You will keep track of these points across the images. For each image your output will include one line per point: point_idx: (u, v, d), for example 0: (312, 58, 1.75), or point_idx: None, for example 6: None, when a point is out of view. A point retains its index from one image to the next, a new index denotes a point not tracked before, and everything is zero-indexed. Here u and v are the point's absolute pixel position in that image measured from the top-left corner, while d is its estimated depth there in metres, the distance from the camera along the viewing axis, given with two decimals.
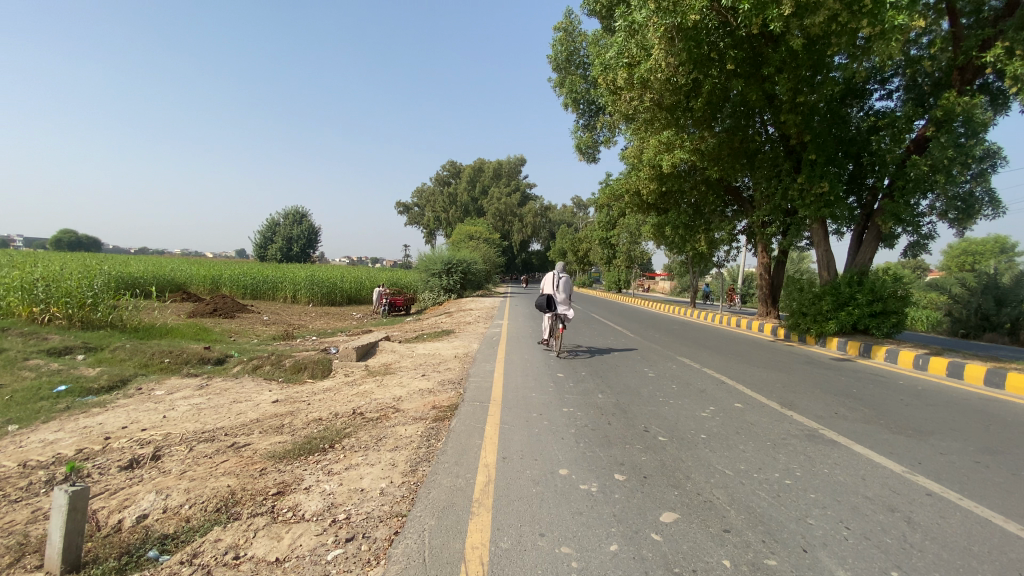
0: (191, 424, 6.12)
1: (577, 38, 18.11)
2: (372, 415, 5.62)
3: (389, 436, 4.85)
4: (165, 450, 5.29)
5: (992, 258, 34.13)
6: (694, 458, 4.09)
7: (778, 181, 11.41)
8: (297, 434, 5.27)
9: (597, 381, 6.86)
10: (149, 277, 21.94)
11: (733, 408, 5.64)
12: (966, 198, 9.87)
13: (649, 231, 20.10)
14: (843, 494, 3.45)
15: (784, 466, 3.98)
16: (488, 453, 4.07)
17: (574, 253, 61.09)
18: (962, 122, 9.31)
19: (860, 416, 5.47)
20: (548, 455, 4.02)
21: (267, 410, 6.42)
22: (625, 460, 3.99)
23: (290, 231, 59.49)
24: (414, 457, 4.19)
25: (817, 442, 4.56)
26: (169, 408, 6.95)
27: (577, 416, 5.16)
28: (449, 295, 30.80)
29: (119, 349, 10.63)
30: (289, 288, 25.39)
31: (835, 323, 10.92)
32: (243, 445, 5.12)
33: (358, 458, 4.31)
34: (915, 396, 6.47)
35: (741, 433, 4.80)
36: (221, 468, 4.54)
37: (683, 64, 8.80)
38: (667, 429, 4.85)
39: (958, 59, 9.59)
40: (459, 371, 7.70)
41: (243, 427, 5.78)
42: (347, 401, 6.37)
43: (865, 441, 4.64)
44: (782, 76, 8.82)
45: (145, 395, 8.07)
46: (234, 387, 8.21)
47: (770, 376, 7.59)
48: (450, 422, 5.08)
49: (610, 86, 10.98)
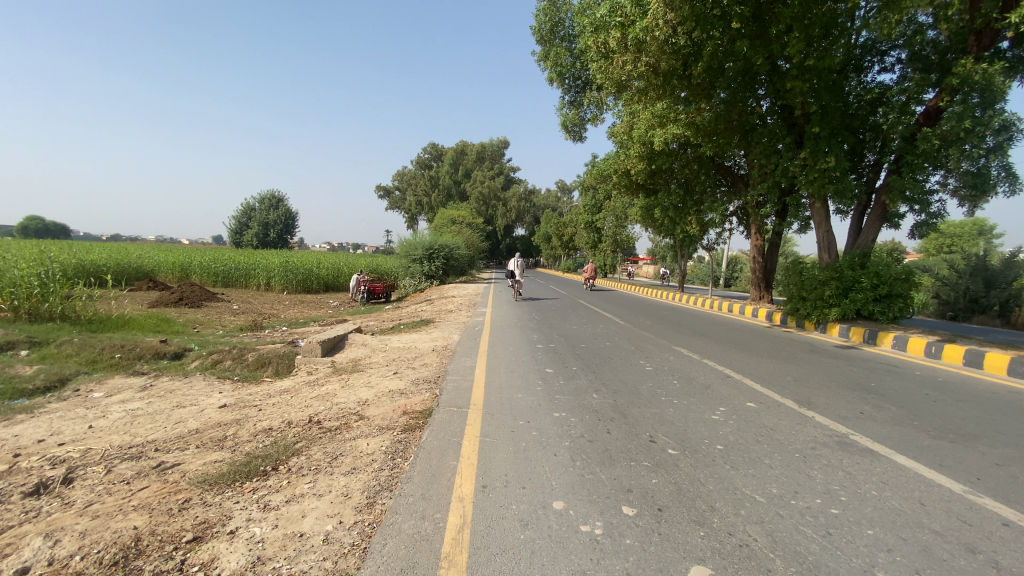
0: (120, 435, 5.19)
1: (562, 7, 17.09)
2: (330, 424, 4.79)
3: (347, 453, 4.02)
4: (79, 471, 4.30)
5: (972, 243, 34.34)
6: (715, 480, 3.36)
7: (777, 158, 10.75)
8: (239, 450, 4.42)
9: (590, 377, 6.13)
10: (110, 265, 20.53)
11: (747, 409, 4.95)
12: (980, 172, 9.22)
13: (637, 213, 19.40)
14: (908, 529, 2.85)
15: (825, 488, 3.32)
16: (464, 481, 3.27)
17: (558, 238, 60.39)
18: (978, 91, 8.76)
19: (890, 416, 4.88)
20: (539, 481, 3.25)
21: (211, 418, 5.52)
22: (632, 483, 3.26)
23: (267, 216, 57.52)
24: (374, 485, 3.39)
25: (852, 453, 3.93)
26: (101, 415, 5.98)
27: (571, 423, 4.42)
28: (430, 282, 29.84)
29: (66, 344, 9.57)
30: (262, 275, 24.18)
31: (837, 310, 10.27)
32: (171, 466, 4.23)
33: (304, 486, 3.49)
34: (940, 390, 5.94)
35: (763, 441, 4.11)
36: (136, 498, 3.67)
37: (683, 21, 8.04)
38: (676, 439, 4.10)
39: (975, 23, 8.94)
40: (436, 367, 6.88)
41: (177, 440, 4.89)
42: (305, 407, 5.51)
43: (907, 450, 4.04)
44: (793, 35, 7.99)
45: (83, 398, 7.07)
46: (183, 388, 7.25)
47: (778, 367, 6.96)
48: (421, 434, 4.27)
49: (600, 51, 9.96)
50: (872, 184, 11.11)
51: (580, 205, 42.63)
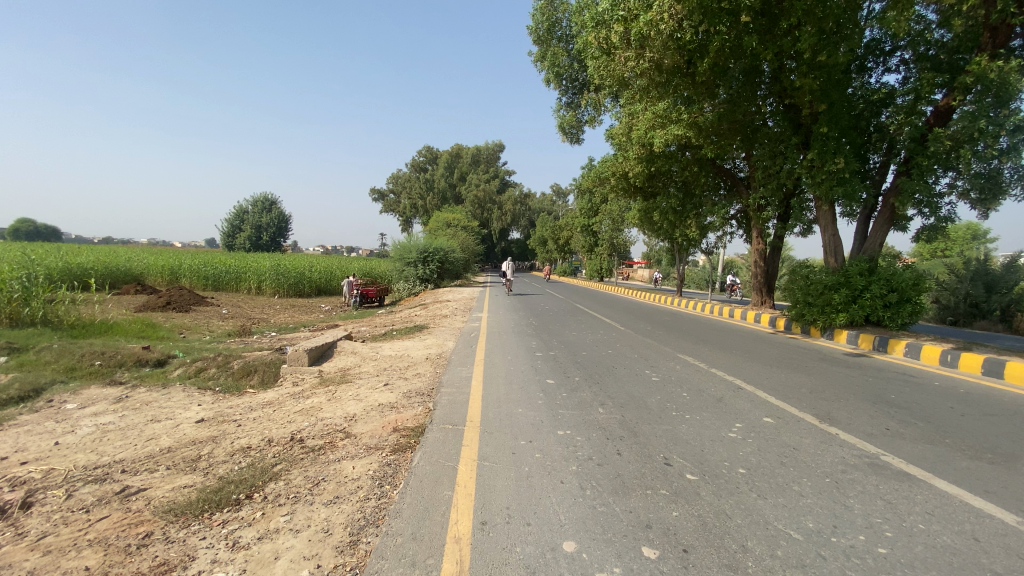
0: (86, 454, 4.74)
1: (559, 8, 16.86)
2: (314, 444, 4.38)
3: (330, 478, 3.62)
4: (37, 495, 3.88)
5: (967, 245, 34.44)
6: (743, 512, 2.99)
7: (783, 159, 10.47)
8: (212, 474, 4.00)
9: (593, 389, 5.76)
10: (96, 268, 19.98)
11: (764, 425, 4.59)
12: (991, 174, 8.94)
13: (635, 217, 19.13)
14: (968, 572, 2.49)
15: (867, 522, 2.96)
16: (461, 517, 2.89)
17: (555, 241, 59.99)
18: (993, 90, 8.49)
19: (918, 433, 4.54)
20: (546, 516, 2.87)
21: (186, 434, 5.09)
22: (650, 518, 2.88)
23: (259, 220, 56.87)
24: (358, 519, 3.00)
25: (887, 478, 3.57)
26: (70, 429, 5.52)
27: (577, 443, 4.04)
28: (426, 285, 29.39)
29: (45, 350, 9.08)
30: (253, 278, 23.63)
31: (846, 316, 9.97)
32: (136, 492, 3.82)
33: (280, 520, 3.08)
34: (965, 403, 5.61)
35: (788, 463, 3.75)
36: (92, 531, 3.25)
37: (691, 14, 7.73)
38: (693, 461, 3.73)
39: (990, 19, 8.74)
40: (429, 378, 6.49)
41: (147, 460, 4.46)
42: (287, 423, 5.09)
43: (946, 473, 3.69)
44: (805, 28, 7.70)
45: (55, 409, 6.60)
46: (160, 400, 6.78)
47: (790, 377, 6.61)
48: (412, 456, 3.88)
49: (601, 47, 9.56)
50: (878, 186, 10.83)
51: (575, 209, 42.36)
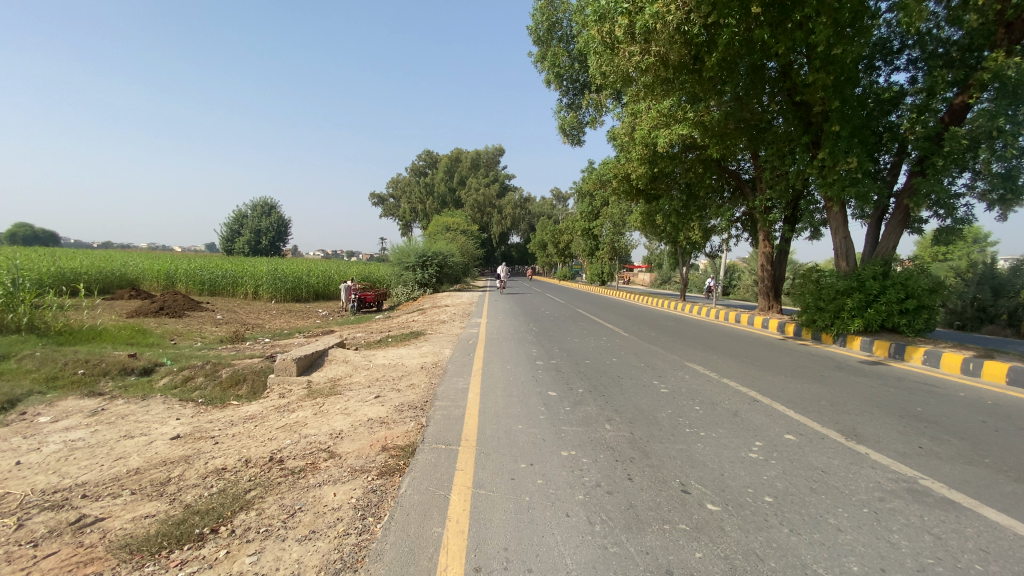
0: (47, 475, 4.33)
1: (559, 8, 16.56)
2: (294, 465, 3.99)
3: (308, 508, 3.23)
4: None
5: (966, 245, 34.33)
6: (775, 552, 2.61)
7: (792, 159, 10.14)
8: (178, 502, 3.61)
9: (598, 403, 5.36)
10: (90, 273, 19.56)
11: (786, 443, 4.20)
12: (1011, 173, 8.58)
13: (637, 220, 18.74)
14: None
15: (919, 563, 2.57)
16: (451, 561, 2.51)
17: (557, 245, 59.37)
18: (1010, 87, 8.14)
19: (954, 452, 4.15)
20: (550, 560, 2.48)
21: (159, 453, 4.70)
22: (670, 561, 2.50)
23: (257, 223, 56.50)
24: (334, 561, 2.61)
25: (931, 507, 3.17)
26: (36, 446, 5.11)
27: (582, 466, 3.65)
28: (425, 290, 29.00)
29: (25, 359, 8.66)
30: (249, 283, 23.24)
31: (860, 322, 9.57)
32: (93, 521, 3.42)
33: (245, 561, 2.70)
34: (999, 416, 5.21)
35: (819, 490, 3.35)
36: (35, 571, 2.85)
37: (700, 4, 7.37)
38: (713, 488, 3.35)
39: (1005, 14, 8.31)
40: (424, 389, 6.11)
41: (111, 483, 4.06)
42: (268, 441, 4.70)
43: (995, 501, 3.28)
44: (820, 19, 7.36)
45: (27, 423, 6.18)
46: (139, 413, 6.37)
47: (806, 387, 6.23)
48: (400, 481, 3.49)
49: (605, 42, 9.17)
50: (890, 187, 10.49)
51: (575, 212, 42.03)
